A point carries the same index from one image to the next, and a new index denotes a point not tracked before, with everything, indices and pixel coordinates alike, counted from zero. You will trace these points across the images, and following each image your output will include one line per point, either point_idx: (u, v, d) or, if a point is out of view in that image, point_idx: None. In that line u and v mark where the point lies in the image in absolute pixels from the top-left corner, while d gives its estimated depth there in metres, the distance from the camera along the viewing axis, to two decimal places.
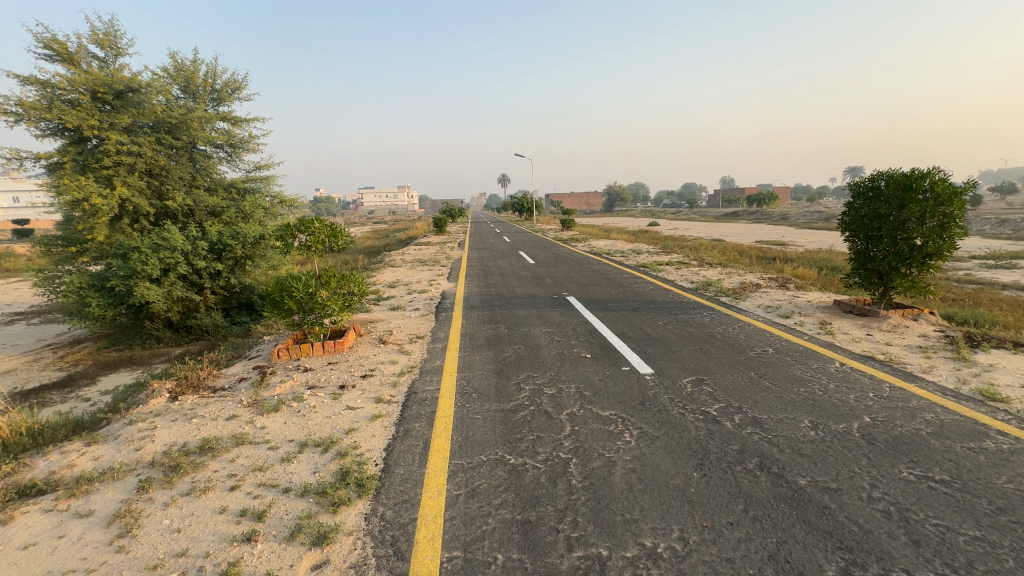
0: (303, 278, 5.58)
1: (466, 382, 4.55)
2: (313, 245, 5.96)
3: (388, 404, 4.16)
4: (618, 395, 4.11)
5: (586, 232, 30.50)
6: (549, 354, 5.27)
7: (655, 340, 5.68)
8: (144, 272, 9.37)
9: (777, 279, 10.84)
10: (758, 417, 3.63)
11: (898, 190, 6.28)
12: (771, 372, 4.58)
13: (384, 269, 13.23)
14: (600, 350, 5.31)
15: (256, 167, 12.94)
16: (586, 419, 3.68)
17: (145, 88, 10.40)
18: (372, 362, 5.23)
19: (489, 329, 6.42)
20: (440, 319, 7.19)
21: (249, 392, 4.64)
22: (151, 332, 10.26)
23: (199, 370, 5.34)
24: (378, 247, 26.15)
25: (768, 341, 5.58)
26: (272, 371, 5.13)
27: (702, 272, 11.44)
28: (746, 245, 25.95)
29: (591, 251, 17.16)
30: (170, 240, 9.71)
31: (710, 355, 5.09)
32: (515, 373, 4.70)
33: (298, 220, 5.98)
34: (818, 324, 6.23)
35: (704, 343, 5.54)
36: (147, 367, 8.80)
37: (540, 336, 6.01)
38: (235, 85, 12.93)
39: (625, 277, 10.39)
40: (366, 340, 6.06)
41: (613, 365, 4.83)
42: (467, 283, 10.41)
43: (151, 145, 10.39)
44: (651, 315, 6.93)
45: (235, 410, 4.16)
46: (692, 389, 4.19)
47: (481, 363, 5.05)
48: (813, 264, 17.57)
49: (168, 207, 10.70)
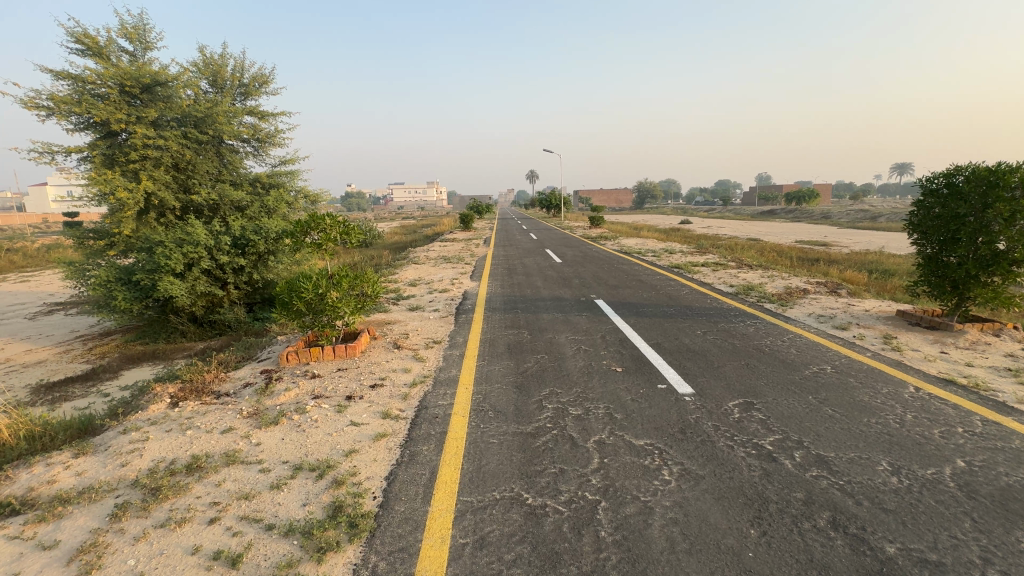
0: (313, 278, 5.24)
1: (483, 397, 4.12)
2: (325, 243, 5.63)
3: (396, 421, 3.76)
4: (654, 420, 3.60)
5: (616, 229, 29.65)
6: (575, 366, 4.79)
7: (693, 353, 5.11)
8: (168, 266, 9.34)
9: (826, 284, 9.98)
10: (823, 457, 3.05)
11: (981, 186, 5.50)
12: (832, 397, 3.97)
13: (407, 266, 12.96)
14: (632, 363, 4.78)
15: (282, 161, 12.88)
16: (616, 450, 3.19)
17: (172, 82, 10.40)
18: (384, 370, 4.87)
19: (511, 334, 5.97)
20: (460, 321, 6.80)
21: (251, 400, 4.33)
22: (176, 326, 10.30)
23: (206, 372, 5.09)
24: (404, 243, 26.10)
25: (824, 358, 4.93)
26: (279, 377, 4.83)
27: (742, 275, 10.69)
28: (785, 245, 24.66)
29: (621, 251, 16.48)
30: (193, 234, 9.67)
31: (759, 373, 4.50)
32: (538, 388, 4.24)
33: (309, 216, 5.65)
34: (881, 339, 5.53)
35: (750, 358, 4.94)
36: (168, 362, 8.77)
37: (565, 344, 5.53)
38: (262, 79, 12.87)
39: (657, 279, 9.76)
40: (379, 344, 5.71)
41: (647, 382, 4.31)
42: (490, 282, 10.00)
43: (178, 139, 10.38)
44: (688, 323, 6.33)
45: (233, 421, 3.86)
46: (740, 415, 3.63)
47: (501, 374, 4.62)
48: (861, 267, 16.39)
49: (194, 202, 10.70)
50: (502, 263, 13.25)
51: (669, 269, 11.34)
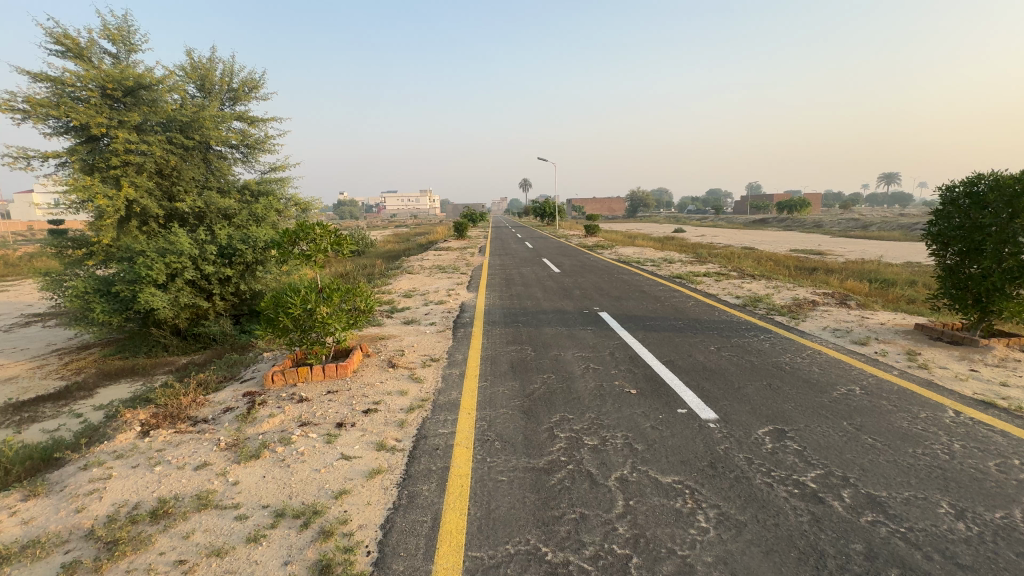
0: (301, 292, 4.84)
1: (487, 424, 3.74)
2: (314, 254, 5.25)
3: (392, 454, 3.37)
4: (679, 452, 3.24)
5: (611, 238, 29.49)
6: (585, 388, 4.43)
7: (710, 372, 4.78)
8: (149, 277, 8.89)
9: (833, 294, 9.72)
10: (875, 497, 2.72)
11: (1006, 195, 5.24)
12: (869, 424, 3.64)
13: (401, 276, 12.57)
14: (646, 384, 4.43)
15: (272, 168, 12.51)
16: (642, 489, 2.83)
17: (157, 85, 10.01)
18: (378, 392, 4.48)
19: (514, 351, 5.61)
20: (459, 336, 6.43)
21: (231, 428, 3.92)
22: (158, 339, 9.80)
23: (182, 395, 4.66)
24: (397, 252, 25.68)
25: (850, 378, 4.61)
26: (263, 400, 4.42)
27: (746, 286, 10.42)
28: (781, 254, 24.60)
29: (619, 260, 16.19)
30: (177, 243, 9.24)
31: (784, 395, 4.17)
32: (547, 414, 3.88)
33: (297, 225, 5.26)
34: (905, 355, 5.23)
35: (772, 377, 4.61)
36: (149, 379, 8.30)
37: (572, 362, 5.17)
38: (252, 84, 12.54)
39: (660, 290, 9.45)
40: (373, 362, 5.32)
41: (666, 407, 3.96)
42: (488, 293, 9.64)
43: (162, 144, 9.97)
44: (700, 338, 6.01)
45: (209, 455, 3.44)
46: (773, 446, 3.29)
47: (506, 397, 4.24)
48: (860, 276, 16.26)
49: (178, 209, 10.27)
50: (499, 273, 12.91)
51: (671, 279, 11.06)
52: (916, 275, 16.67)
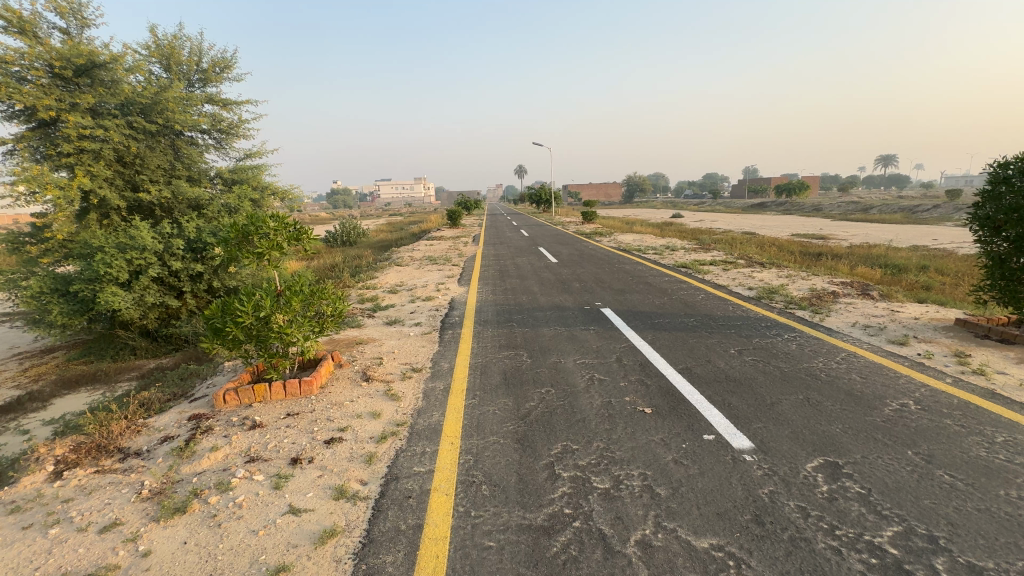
0: (253, 296, 4.12)
1: (474, 460, 3.07)
2: (268, 251, 4.53)
3: (353, 504, 2.69)
4: (714, 499, 2.58)
5: (609, 224, 28.75)
6: (590, 406, 3.75)
7: (735, 383, 4.11)
8: (110, 275, 8.14)
9: (850, 284, 9.04)
10: (979, 569, 2.06)
11: None
12: (939, 453, 2.98)
13: (388, 269, 11.85)
14: (663, 402, 3.75)
15: (248, 154, 11.73)
16: (673, 561, 2.16)
17: (114, 64, 9.20)
18: (346, 415, 3.78)
19: (507, 358, 4.91)
20: (446, 339, 5.73)
21: (163, 467, 3.23)
22: (126, 342, 9.06)
23: (116, 422, 3.96)
24: (388, 242, 24.80)
25: (899, 388, 3.94)
26: (209, 427, 3.73)
27: (756, 275, 9.76)
28: (784, 239, 23.94)
29: (619, 247, 15.48)
30: (138, 238, 8.46)
31: (827, 414, 3.50)
32: (547, 444, 3.20)
33: (247, 218, 4.51)
34: (955, 358, 4.58)
35: (807, 389, 3.94)
36: (110, 387, 7.57)
37: (574, 371, 4.50)
38: (224, 64, 11.70)
39: (666, 282, 8.77)
40: (345, 374, 4.63)
41: (689, 432, 3.29)
42: (480, 287, 8.94)
43: (122, 129, 9.12)
44: (716, 338, 5.34)
45: (124, 509, 2.75)
46: (830, 491, 2.62)
47: (497, 421, 3.56)
48: (869, 262, 15.62)
49: (142, 200, 9.47)
50: (492, 264, 12.20)
51: (675, 269, 10.40)
52: (925, 261, 16.09)
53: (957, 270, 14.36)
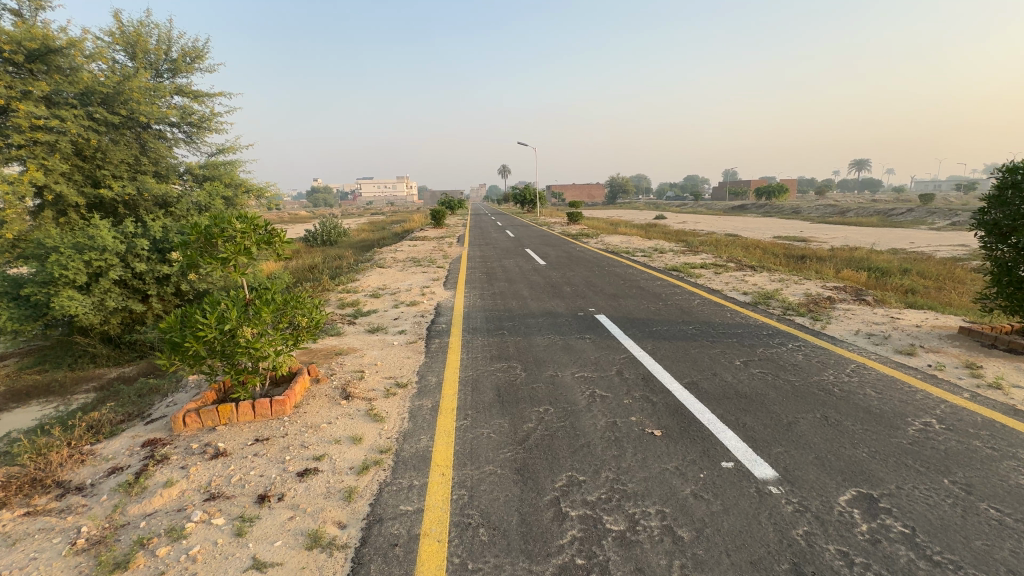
0: (218, 307, 3.68)
1: (468, 497, 2.70)
2: (234, 256, 4.07)
3: (327, 556, 2.30)
4: (745, 545, 2.26)
5: (594, 226, 28.59)
6: (594, 428, 3.42)
7: (746, 400, 3.83)
8: (66, 278, 7.53)
9: (843, 288, 8.93)
10: None
11: None
12: (978, 482, 2.73)
13: (370, 271, 11.37)
14: (672, 422, 3.44)
15: (221, 149, 11.15)
16: None
17: (72, 49, 8.61)
18: (322, 440, 3.37)
19: (500, 372, 4.55)
20: (433, 350, 5.35)
21: (108, 507, 2.79)
22: (84, 349, 8.40)
23: (58, 450, 3.48)
24: (370, 242, 24.14)
25: (918, 405, 3.71)
26: (166, 455, 3.30)
27: (748, 279, 9.60)
28: (767, 241, 24.12)
29: (607, 249, 15.25)
30: (98, 237, 7.86)
31: (850, 436, 3.23)
32: (550, 476, 2.86)
33: (210, 218, 4.04)
34: (968, 370, 4.38)
35: (823, 406, 3.68)
36: (64, 399, 6.95)
37: (573, 386, 4.18)
38: (195, 54, 11.11)
39: (659, 286, 8.52)
40: (323, 391, 4.22)
41: (705, 459, 2.98)
42: (467, 291, 8.56)
43: (81, 120, 8.49)
44: (719, 349, 5.07)
45: (52, 565, 2.31)
46: (871, 532, 2.33)
47: (492, 447, 3.21)
48: (854, 265, 15.71)
49: (104, 197, 8.82)
50: (479, 266, 11.82)
51: (667, 272, 10.18)
52: (907, 264, 16.28)
53: (939, 274, 14.52)
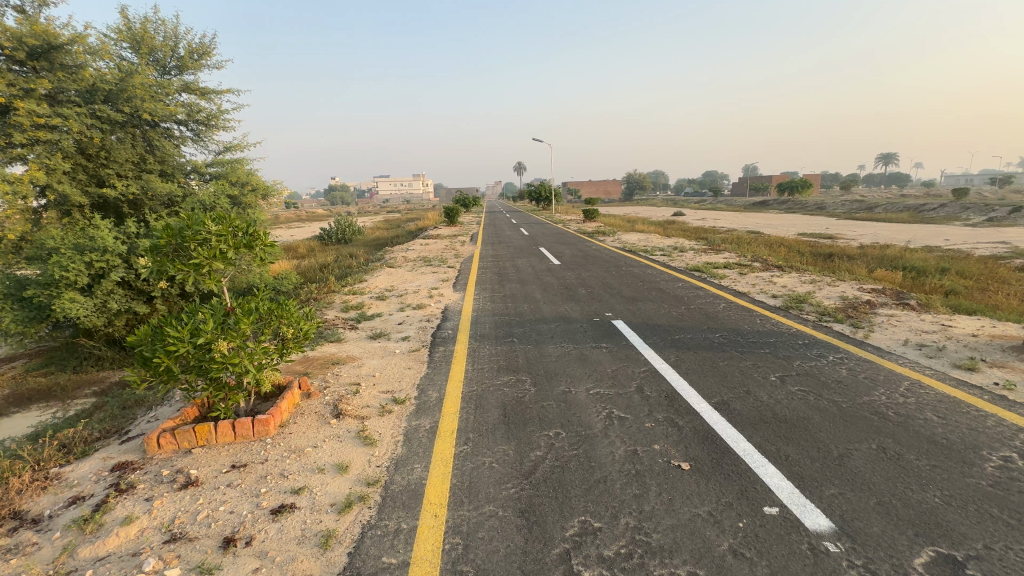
0: (192, 318, 3.33)
1: (463, 548, 2.29)
2: (210, 261, 3.70)
3: None
4: None
5: (611, 223, 27.98)
6: (612, 458, 2.99)
7: (787, 425, 3.35)
8: (67, 279, 7.36)
9: (881, 290, 8.29)
10: None
11: None
12: None
13: (379, 271, 11.05)
14: (702, 453, 2.99)
15: (228, 147, 10.96)
16: None
17: (75, 46, 8.45)
18: (305, 469, 3.00)
19: (507, 387, 4.13)
20: (436, 359, 4.95)
21: (57, 548, 2.46)
22: (90, 351, 8.25)
23: (22, 473, 3.19)
24: (385, 240, 23.95)
25: (993, 434, 3.18)
26: (134, 482, 2.97)
27: (776, 280, 9.01)
28: (792, 238, 23.24)
29: (625, 248, 14.69)
30: (99, 238, 7.67)
31: (916, 474, 2.73)
32: (561, 522, 2.43)
33: (183, 221, 3.67)
34: None
35: (878, 434, 3.18)
36: (63, 404, 6.75)
37: (588, 404, 3.74)
38: (202, 50, 10.93)
39: (681, 288, 8.00)
40: (313, 407, 3.86)
41: (744, 503, 2.52)
42: (477, 294, 8.17)
43: (84, 118, 8.34)
44: (750, 361, 4.57)
45: None
46: None
47: (495, 482, 2.79)
48: (887, 264, 14.88)
49: (108, 197, 8.66)
50: (491, 266, 11.42)
51: (688, 273, 9.64)
52: (945, 262, 15.36)
53: (981, 273, 13.63)
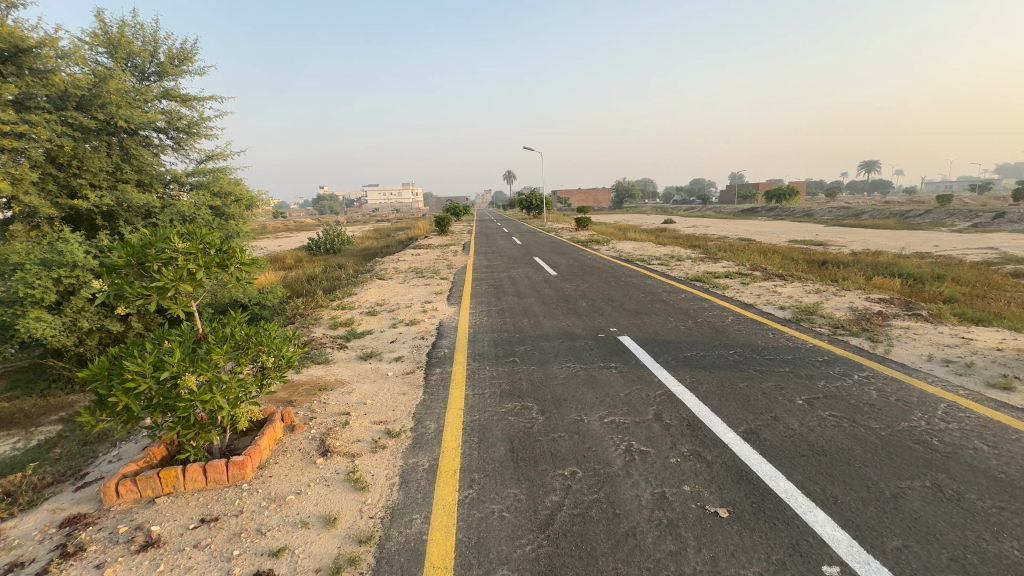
0: (155, 349, 2.93)
1: None
2: (177, 283, 3.30)
3: None
4: None
5: (604, 231, 27.84)
6: (639, 504, 2.62)
7: (827, 458, 3.02)
8: (32, 296, 6.86)
9: (888, 300, 8.07)
10: None
11: None
12: None
13: (369, 284, 10.62)
14: (740, 496, 2.65)
15: (211, 155, 10.55)
16: None
17: (46, 49, 8.00)
18: (286, 522, 2.60)
19: (512, 416, 3.75)
20: (433, 383, 4.56)
21: None
22: (59, 372, 7.72)
23: None
24: (374, 250, 23.48)
25: None
26: (84, 543, 2.54)
27: (780, 289, 8.76)
28: (784, 246, 23.25)
29: (621, 257, 14.43)
30: (68, 252, 7.22)
31: (985, 519, 2.41)
32: None
33: (147, 238, 3.27)
34: None
35: (930, 469, 2.86)
36: (25, 433, 6.22)
37: (603, 436, 3.39)
38: (184, 56, 10.53)
39: (685, 300, 7.70)
40: (297, 443, 3.45)
41: (799, 562, 2.17)
42: (473, 308, 7.79)
43: (55, 125, 7.90)
44: (772, 382, 4.25)
45: None
46: None
47: (507, 538, 2.40)
48: (884, 271, 14.80)
49: (79, 208, 8.20)
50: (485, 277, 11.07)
51: (689, 283, 9.36)
52: (939, 269, 15.35)
53: (976, 279, 13.59)
